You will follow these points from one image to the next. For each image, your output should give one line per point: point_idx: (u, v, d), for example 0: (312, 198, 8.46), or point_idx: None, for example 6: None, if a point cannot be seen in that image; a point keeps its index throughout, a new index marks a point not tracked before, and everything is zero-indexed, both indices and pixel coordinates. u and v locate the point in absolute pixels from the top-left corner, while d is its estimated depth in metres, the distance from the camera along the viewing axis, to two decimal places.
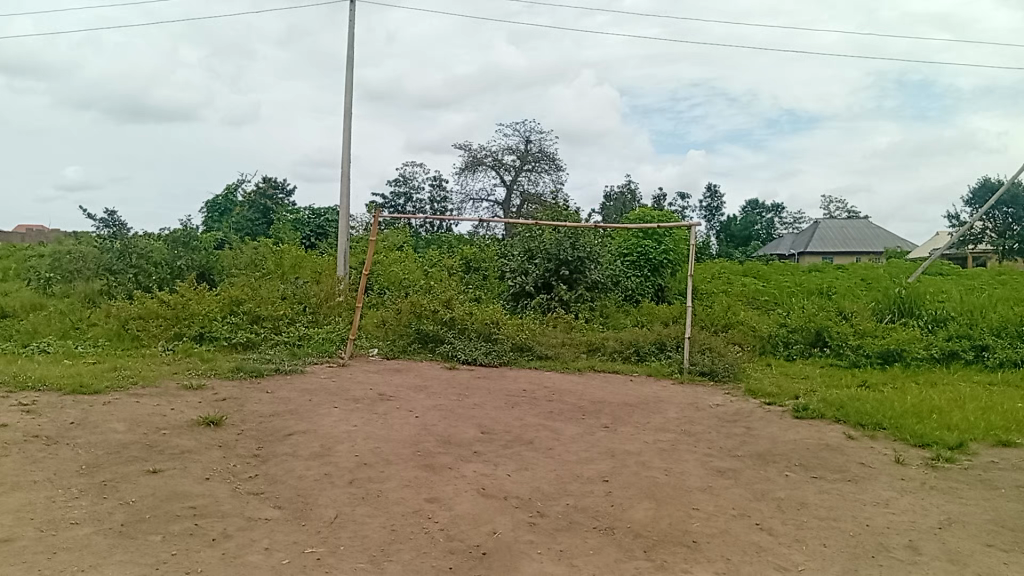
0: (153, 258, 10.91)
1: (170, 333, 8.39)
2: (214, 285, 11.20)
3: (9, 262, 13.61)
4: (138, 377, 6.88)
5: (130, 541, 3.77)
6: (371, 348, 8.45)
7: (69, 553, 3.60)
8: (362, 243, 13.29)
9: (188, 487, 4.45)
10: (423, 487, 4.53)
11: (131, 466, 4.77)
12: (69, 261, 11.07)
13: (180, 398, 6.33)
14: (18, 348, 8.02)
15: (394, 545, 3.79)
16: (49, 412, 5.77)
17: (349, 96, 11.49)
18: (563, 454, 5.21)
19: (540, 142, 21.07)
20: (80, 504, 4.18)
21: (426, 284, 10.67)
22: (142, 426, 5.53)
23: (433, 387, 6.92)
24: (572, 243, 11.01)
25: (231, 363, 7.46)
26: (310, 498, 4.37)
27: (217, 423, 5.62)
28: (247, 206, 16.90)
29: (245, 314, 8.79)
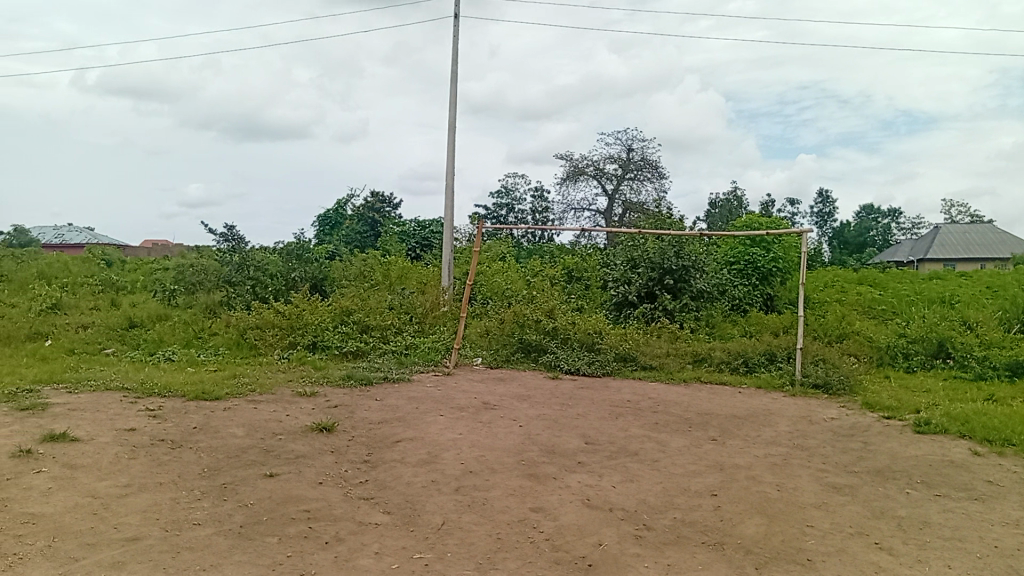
0: (268, 271, 11.41)
1: (285, 342, 8.73)
2: (325, 295, 11.60)
3: (138, 275, 14.50)
4: (255, 384, 7.19)
5: (248, 542, 3.93)
6: (475, 357, 8.55)
7: (192, 552, 3.79)
8: (466, 254, 13.49)
9: (302, 491, 4.61)
10: (527, 497, 4.54)
11: (249, 469, 4.98)
12: (191, 274, 11.71)
13: (295, 404, 6.58)
14: (146, 356, 8.52)
15: (500, 553, 3.81)
16: (174, 417, 6.10)
17: (453, 110, 11.72)
18: (670, 466, 5.12)
19: (643, 150, 20.88)
20: (203, 505, 4.40)
21: (529, 294, 10.73)
22: (259, 431, 5.78)
23: (537, 397, 6.93)
24: (676, 251, 10.84)
25: (342, 371, 7.70)
26: (417, 504, 4.46)
27: (329, 429, 5.81)
28: (356, 219, 17.46)
29: (355, 323, 9.07)
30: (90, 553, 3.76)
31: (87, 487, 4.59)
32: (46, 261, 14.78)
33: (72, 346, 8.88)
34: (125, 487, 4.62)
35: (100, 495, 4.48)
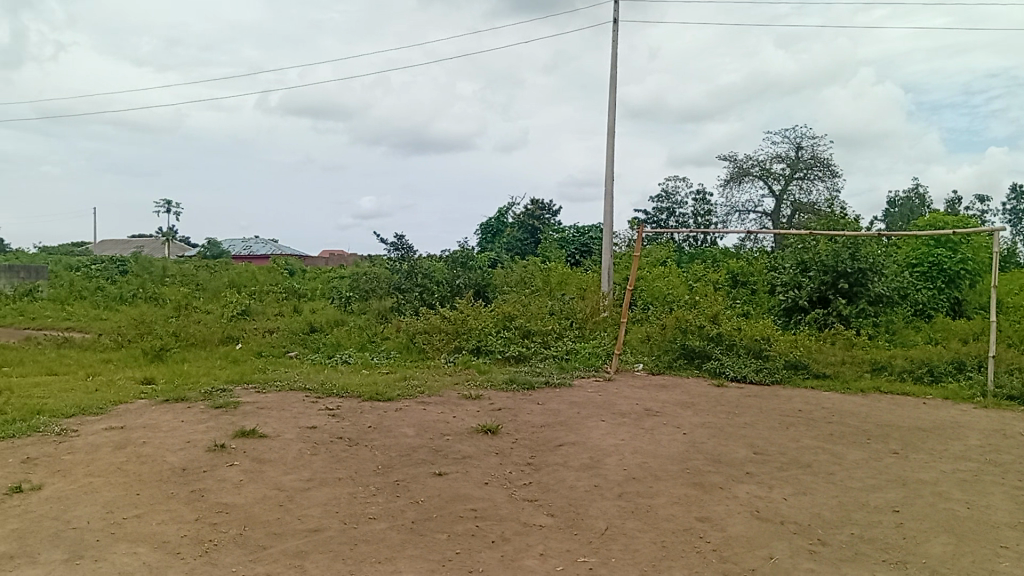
0: (435, 278, 11.86)
1: (451, 346, 9.05)
2: (489, 301, 11.88)
3: (317, 283, 15.49)
4: (423, 386, 7.49)
5: (419, 537, 4.10)
6: (637, 363, 8.48)
7: (368, 545, 4.00)
8: (625, 259, 13.42)
9: (469, 490, 4.76)
10: (693, 506, 4.45)
11: (419, 468, 5.20)
12: (365, 282, 12.39)
13: (461, 406, 6.80)
14: (325, 359, 9.09)
15: (665, 561, 3.77)
16: (351, 416, 6.47)
17: (612, 114, 11.70)
18: (846, 480, 4.85)
19: (813, 147, 19.96)
20: (377, 501, 4.64)
21: (691, 299, 10.53)
22: (428, 431, 6.01)
23: (701, 404, 6.78)
24: (852, 253, 10.23)
25: (505, 374, 7.87)
26: (581, 508, 4.48)
27: (493, 431, 5.95)
28: (517, 227, 17.81)
29: (517, 328, 9.24)
30: (277, 542, 4.05)
31: (274, 480, 4.96)
32: (237, 271, 16.11)
33: (260, 350, 9.62)
34: (307, 481, 4.94)
35: (285, 487, 4.83)
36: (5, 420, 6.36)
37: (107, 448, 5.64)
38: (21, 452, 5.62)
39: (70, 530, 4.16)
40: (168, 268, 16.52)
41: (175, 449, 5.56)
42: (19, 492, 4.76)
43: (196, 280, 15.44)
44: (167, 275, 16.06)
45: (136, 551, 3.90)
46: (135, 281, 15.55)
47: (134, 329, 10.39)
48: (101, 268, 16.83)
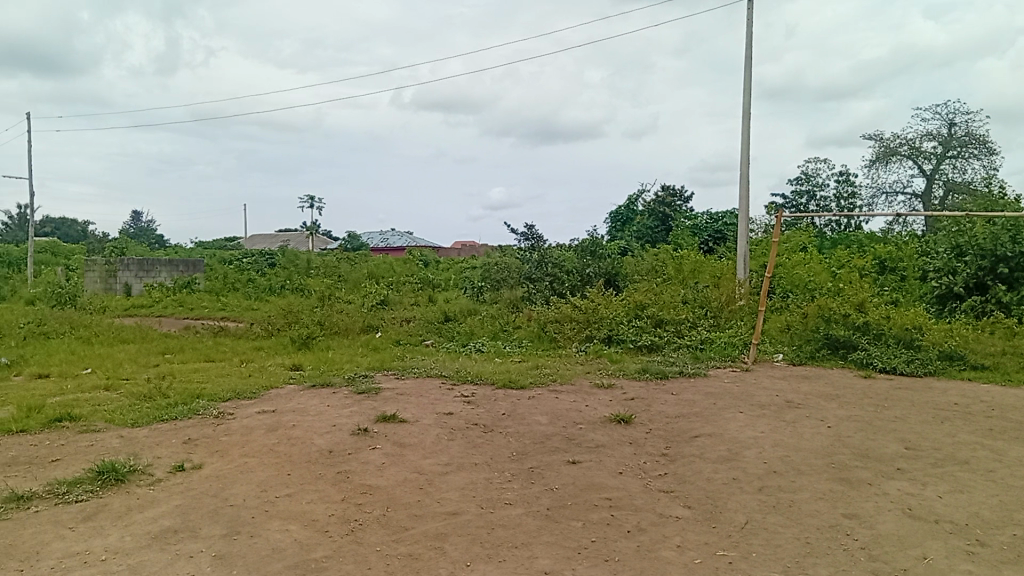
0: (565, 267, 11.89)
1: (582, 335, 9.06)
2: (620, 290, 11.80)
3: (450, 273, 15.88)
4: (556, 375, 7.55)
5: (555, 524, 4.14)
6: (776, 354, 8.20)
7: (505, 530, 4.07)
8: (762, 245, 12.98)
9: (604, 479, 4.75)
10: (838, 502, 4.26)
11: (553, 455, 5.24)
12: (496, 272, 12.59)
13: (594, 395, 6.79)
14: (460, 347, 9.31)
15: (809, 558, 3.63)
16: (485, 404, 6.60)
17: (747, 96, 11.33)
18: (1009, 478, 4.51)
19: (968, 123, 18.62)
20: (513, 486, 4.71)
21: (834, 287, 10.08)
22: (561, 419, 6.05)
23: (846, 397, 6.48)
24: (1012, 236, 9.37)
25: (638, 364, 7.80)
26: (719, 501, 4.39)
27: (627, 421, 5.92)
28: (647, 215, 17.58)
29: (649, 317, 9.14)
30: (418, 524, 4.19)
31: (414, 464, 5.13)
32: (374, 262, 16.74)
33: (398, 338, 9.97)
34: (446, 465, 5.09)
35: (425, 471, 4.99)
36: (171, 403, 6.90)
37: (260, 430, 6.01)
38: (183, 432, 6.07)
39: (228, 507, 4.47)
40: (311, 261, 17.36)
41: (321, 432, 5.85)
42: (183, 470, 5.16)
43: (337, 271, 16.16)
44: (311, 268, 16.90)
45: (287, 529, 4.14)
46: (282, 274, 16.46)
47: (281, 318, 11.00)
48: (251, 261, 17.91)
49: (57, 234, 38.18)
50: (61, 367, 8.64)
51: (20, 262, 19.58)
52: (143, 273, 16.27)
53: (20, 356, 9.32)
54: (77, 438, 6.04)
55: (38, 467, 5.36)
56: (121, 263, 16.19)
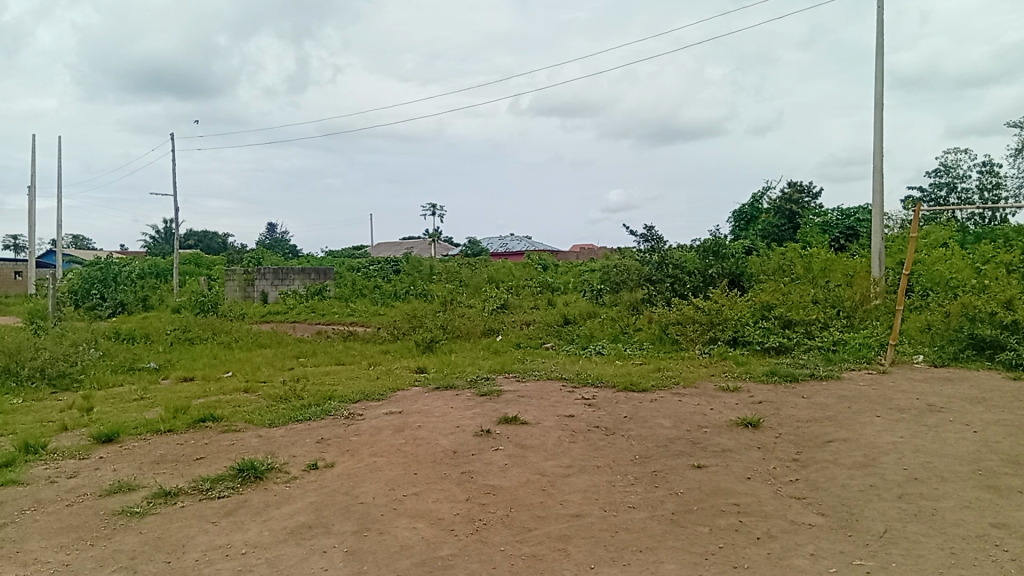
0: (687, 268, 11.65)
1: (706, 337, 8.85)
2: (745, 291, 11.44)
3: (569, 276, 15.89)
4: (679, 378, 7.41)
5: (681, 529, 4.06)
6: (915, 355, 7.73)
7: (629, 533, 4.02)
8: (897, 241, 12.29)
9: (731, 485, 4.62)
10: (986, 511, 3.97)
11: (678, 459, 5.14)
12: (616, 274, 12.52)
13: (719, 399, 6.62)
14: (580, 350, 9.29)
15: (954, 569, 3.40)
16: (607, 406, 6.55)
17: (879, 86, 10.77)
18: None
19: None
20: (637, 490, 4.65)
21: (979, 284, 9.42)
22: (685, 423, 5.92)
23: (995, 400, 6.04)
24: None
25: (765, 366, 7.55)
26: (854, 509, 4.18)
27: (755, 425, 5.73)
28: (773, 212, 17.03)
29: (777, 318, 8.84)
30: (541, 525, 4.21)
31: (537, 465, 5.16)
32: (495, 267, 16.96)
33: (519, 341, 10.06)
34: (568, 467, 5.09)
35: (547, 473, 5.00)
36: (304, 404, 7.22)
37: (387, 430, 6.20)
38: (317, 432, 6.35)
39: (358, 504, 4.63)
40: (434, 267, 17.79)
41: (446, 433, 5.97)
42: (316, 468, 5.38)
43: (459, 277, 16.49)
44: (434, 274, 17.32)
45: (415, 526, 4.24)
46: (406, 280, 16.95)
47: (406, 323, 11.32)
48: (377, 268, 18.54)
49: (200, 247, 40.76)
50: (205, 371, 9.21)
51: (168, 273, 21.05)
52: (278, 281, 17.10)
53: (168, 361, 10.00)
54: (221, 437, 6.42)
55: (185, 465, 5.72)
56: (258, 272, 17.10)
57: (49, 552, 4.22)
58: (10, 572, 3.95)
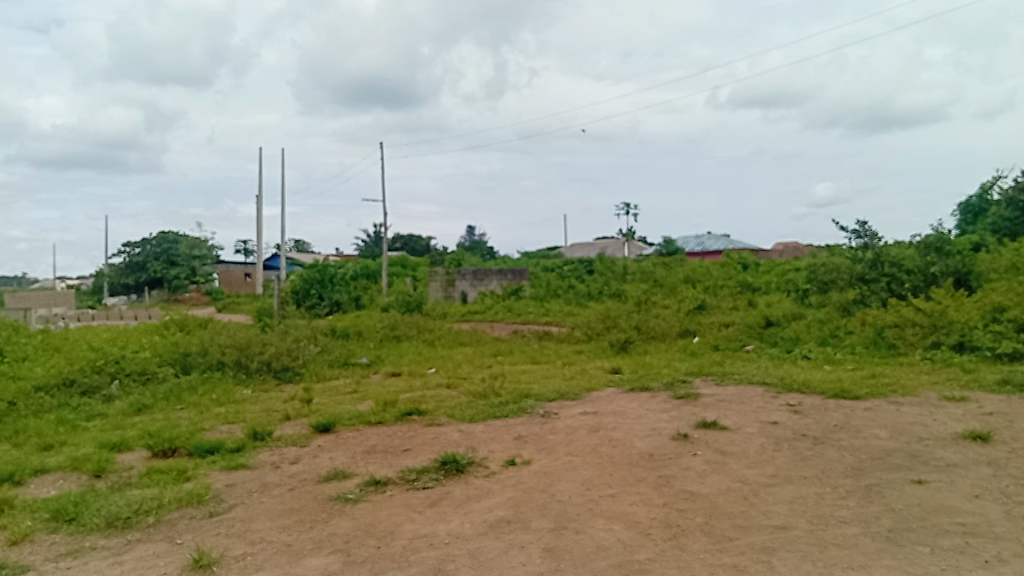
0: (905, 266, 10.76)
1: (927, 341, 8.13)
2: (973, 290, 10.38)
3: (771, 275, 15.22)
4: (896, 386, 6.84)
5: (898, 547, 3.73)
6: None
7: (839, 549, 3.76)
8: None
9: (957, 503, 4.19)
10: None
11: (895, 473, 4.74)
12: (824, 273, 11.80)
13: (943, 409, 6.04)
14: (785, 353, 8.85)
15: None
16: (815, 414, 6.18)
17: None
18: None
19: None
20: (848, 504, 4.34)
21: None
22: (904, 434, 5.46)
23: None
24: None
25: (998, 375, 6.80)
26: None
27: (985, 438, 5.18)
28: (1005, 204, 15.39)
29: (1011, 322, 7.96)
30: (743, 535, 4.03)
31: (737, 473, 4.95)
32: (691, 267, 16.55)
33: (717, 343, 9.74)
34: (772, 476, 4.84)
35: (749, 481, 4.79)
36: (502, 401, 7.41)
37: (583, 430, 6.22)
38: (515, 429, 6.48)
39: (554, 502, 4.67)
40: (628, 266, 17.69)
41: (642, 436, 5.89)
42: (513, 464, 5.50)
43: (654, 276, 16.27)
44: (628, 274, 17.21)
45: (611, 528, 4.21)
46: (601, 280, 16.97)
47: (601, 323, 11.33)
48: (573, 268, 18.70)
49: (407, 250, 43.19)
50: (411, 367, 9.73)
51: (377, 274, 22.48)
52: (478, 282, 17.66)
53: (378, 357, 10.65)
54: (426, 431, 6.73)
55: (393, 455, 6.06)
56: (458, 273, 17.76)
57: (274, 532, 4.61)
58: (241, 548, 4.36)
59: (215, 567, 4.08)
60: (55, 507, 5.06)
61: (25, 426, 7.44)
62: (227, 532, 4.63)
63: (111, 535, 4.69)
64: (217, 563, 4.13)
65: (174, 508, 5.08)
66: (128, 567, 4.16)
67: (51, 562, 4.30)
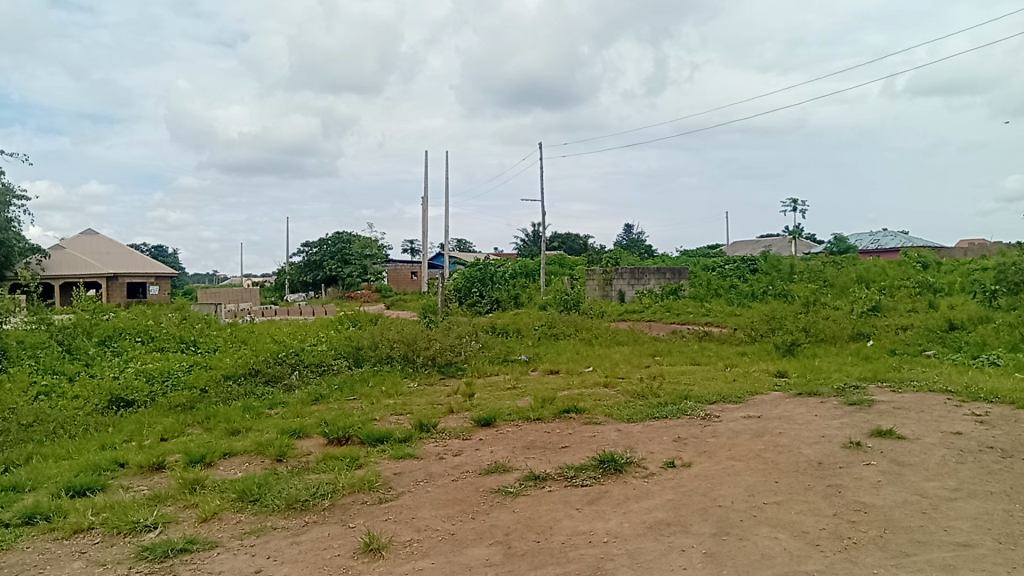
0: None
1: None
2: None
3: (955, 275, 14.11)
4: None
5: None
6: None
7: None
8: None
9: None
10: None
11: None
12: (1016, 272, 10.82)
13: None
14: (970, 359, 8.20)
15: None
16: (1004, 425, 5.69)
17: None
18: None
19: None
20: None
21: None
22: None
23: None
24: None
25: None
26: None
27: None
28: None
29: None
30: (920, 550, 3.79)
31: (915, 485, 4.65)
32: (864, 266, 15.65)
33: (893, 347, 9.16)
34: (954, 490, 4.51)
35: (929, 494, 4.49)
36: (661, 402, 7.33)
37: (746, 435, 6.05)
38: (674, 431, 6.40)
39: (716, 507, 4.57)
40: (794, 266, 16.98)
41: (809, 443, 5.65)
42: (673, 466, 5.43)
43: (823, 276, 15.53)
44: (795, 273, 16.50)
45: (776, 537, 4.08)
46: (765, 279, 16.38)
47: (765, 325, 10.95)
48: (735, 267, 18.17)
49: (564, 248, 43.58)
50: (569, 365, 9.81)
51: (536, 272, 22.80)
52: (635, 280, 17.53)
53: (536, 354, 10.81)
54: (584, 429, 6.78)
55: (552, 452, 6.14)
56: (616, 272, 17.70)
57: (439, 520, 4.80)
58: (407, 534, 4.58)
59: (385, 551, 4.31)
60: (242, 487, 5.51)
61: (216, 412, 8.14)
62: (395, 518, 4.88)
63: (291, 516, 5.05)
64: (386, 547, 4.35)
65: (348, 493, 5.41)
66: (305, 547, 4.47)
67: (238, 539, 4.69)
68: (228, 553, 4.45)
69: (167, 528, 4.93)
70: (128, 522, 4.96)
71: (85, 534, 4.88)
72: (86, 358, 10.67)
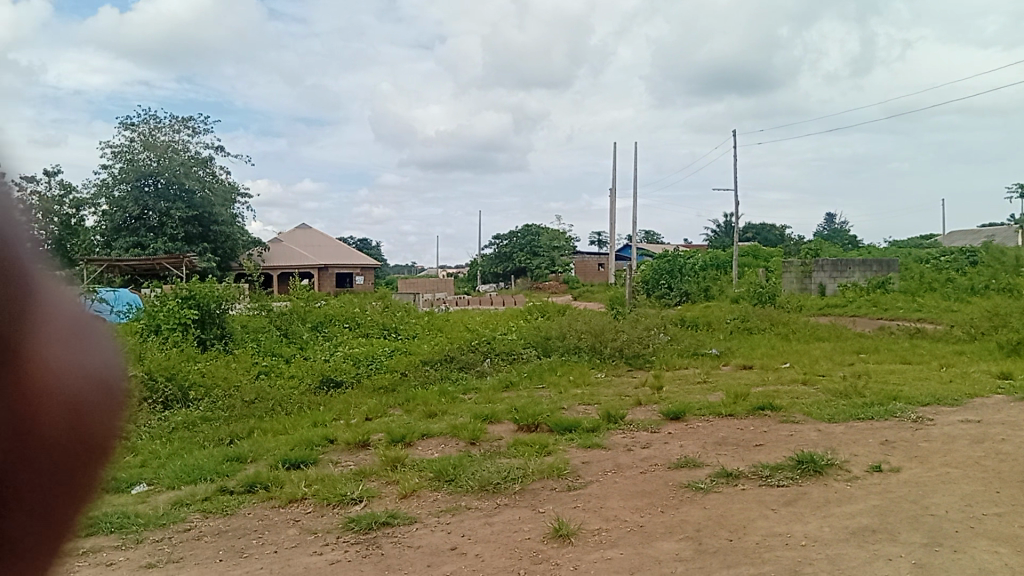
0: None
1: None
2: None
3: None
4: None
5: None
6: None
7: None
8: None
9: None
10: None
11: None
12: None
13: None
14: None
15: None
16: None
17: None
18: None
19: None
20: None
21: None
22: None
23: None
24: None
25: None
26: None
27: None
28: None
29: None
30: None
31: None
32: None
33: None
34: None
35: None
36: (867, 402, 6.87)
37: (964, 440, 5.53)
38: (881, 434, 5.97)
39: (928, 516, 4.23)
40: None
41: None
42: (880, 471, 5.08)
43: None
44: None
45: (997, 551, 3.71)
46: (987, 272, 14.90)
47: (986, 322, 9.98)
48: (951, 260, 16.68)
49: (759, 240, 41.89)
50: (763, 360, 9.44)
51: (727, 264, 22.10)
52: (837, 273, 16.54)
53: (728, 348, 10.50)
54: (780, 427, 6.50)
55: (745, 449, 5.94)
56: (816, 264, 16.77)
57: (627, 511, 4.78)
58: (596, 522, 4.61)
59: (574, 538, 4.37)
60: (438, 467, 5.79)
61: (415, 395, 8.60)
62: (583, 506, 4.92)
63: (484, 497, 5.24)
64: (575, 533, 4.41)
65: (537, 479, 5.53)
66: (498, 528, 4.63)
67: (435, 516, 4.93)
68: (426, 529, 4.70)
69: (371, 502, 5.27)
70: (337, 494, 5.35)
71: (300, 503, 5.32)
72: (300, 342, 11.62)
